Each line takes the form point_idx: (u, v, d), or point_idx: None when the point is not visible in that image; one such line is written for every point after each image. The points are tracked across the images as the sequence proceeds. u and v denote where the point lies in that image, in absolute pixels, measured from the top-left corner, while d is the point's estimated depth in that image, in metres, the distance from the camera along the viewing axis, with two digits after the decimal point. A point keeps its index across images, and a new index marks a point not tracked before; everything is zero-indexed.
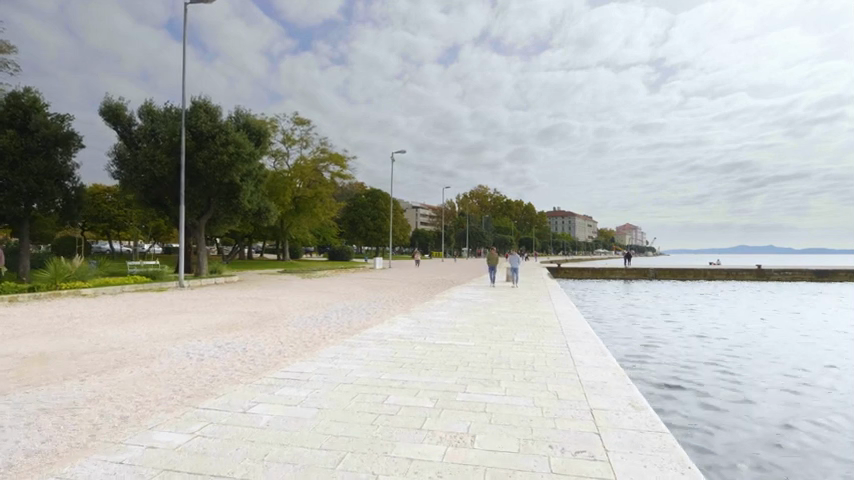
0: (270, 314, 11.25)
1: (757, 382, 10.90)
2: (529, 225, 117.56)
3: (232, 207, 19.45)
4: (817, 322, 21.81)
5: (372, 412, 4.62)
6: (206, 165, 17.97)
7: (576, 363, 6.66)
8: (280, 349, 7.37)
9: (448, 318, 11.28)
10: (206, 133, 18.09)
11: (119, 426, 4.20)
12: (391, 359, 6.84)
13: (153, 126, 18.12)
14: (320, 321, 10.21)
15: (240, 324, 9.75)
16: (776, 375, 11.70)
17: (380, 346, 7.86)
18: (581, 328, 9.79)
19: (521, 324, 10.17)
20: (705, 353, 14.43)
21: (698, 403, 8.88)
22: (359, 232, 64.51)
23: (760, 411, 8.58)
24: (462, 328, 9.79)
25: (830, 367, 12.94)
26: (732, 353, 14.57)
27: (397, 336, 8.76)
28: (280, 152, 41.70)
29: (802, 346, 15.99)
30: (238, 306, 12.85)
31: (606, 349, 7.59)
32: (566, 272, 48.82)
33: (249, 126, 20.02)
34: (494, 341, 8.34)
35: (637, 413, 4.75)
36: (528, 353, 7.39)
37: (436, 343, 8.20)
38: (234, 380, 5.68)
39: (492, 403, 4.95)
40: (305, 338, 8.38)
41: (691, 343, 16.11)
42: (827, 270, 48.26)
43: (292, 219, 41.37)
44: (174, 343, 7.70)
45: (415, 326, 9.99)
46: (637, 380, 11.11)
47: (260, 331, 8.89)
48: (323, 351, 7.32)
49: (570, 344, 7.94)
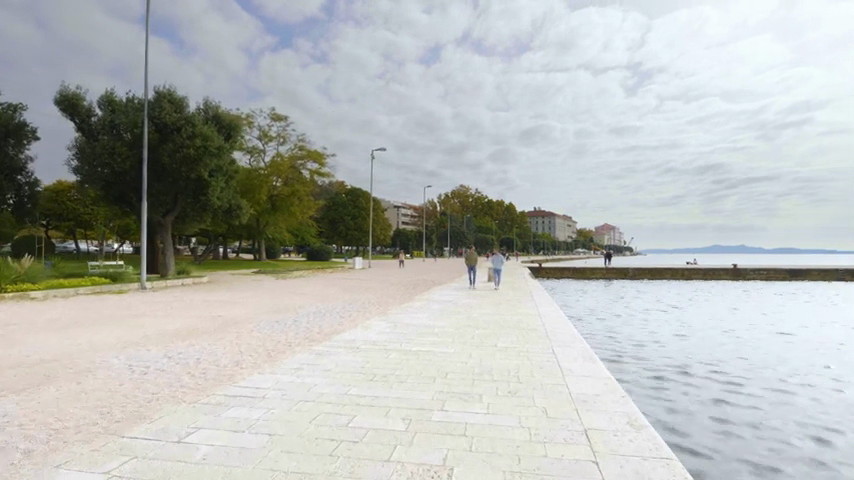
0: (233, 318, 10.47)
1: (746, 382, 10.45)
2: (510, 225, 117.53)
3: (200, 204, 18.49)
4: (798, 321, 21.58)
5: (332, 438, 3.92)
6: (172, 159, 17.05)
7: (565, 373, 6.05)
8: (238, 359, 6.64)
9: (426, 320, 10.62)
10: (170, 125, 17.17)
11: (19, 463, 3.44)
12: (361, 371, 6.15)
13: (113, 117, 17.06)
14: (288, 325, 9.48)
15: (199, 330, 8.97)
16: (766, 375, 11.28)
17: (351, 354, 7.18)
18: (566, 331, 9.24)
19: (504, 327, 9.58)
20: (690, 352, 14.02)
21: (690, 406, 8.37)
22: (339, 231, 63.53)
23: (754, 415, 8.09)
24: (442, 332, 9.16)
25: (818, 368, 12.59)
26: (718, 352, 14.16)
27: (370, 342, 8.09)
28: (256, 149, 40.62)
29: (787, 346, 15.65)
30: (201, 310, 11.98)
31: (595, 355, 7.02)
32: (547, 272, 48.56)
33: (218, 119, 19.06)
34: (476, 347, 7.71)
35: (637, 434, 4.11)
36: (512, 360, 6.76)
37: (411, 350, 7.52)
38: (175, 399, 4.93)
39: (473, 425, 4.28)
40: (268, 345, 7.63)
41: (675, 342, 15.71)
42: (800, 269, 48.85)
43: (268, 218, 40.24)
44: (116, 353, 6.91)
45: (389, 331, 9.29)
46: (622, 382, 10.60)
47: (220, 338, 8.14)
48: (285, 361, 6.58)
49: (556, 350, 7.35)
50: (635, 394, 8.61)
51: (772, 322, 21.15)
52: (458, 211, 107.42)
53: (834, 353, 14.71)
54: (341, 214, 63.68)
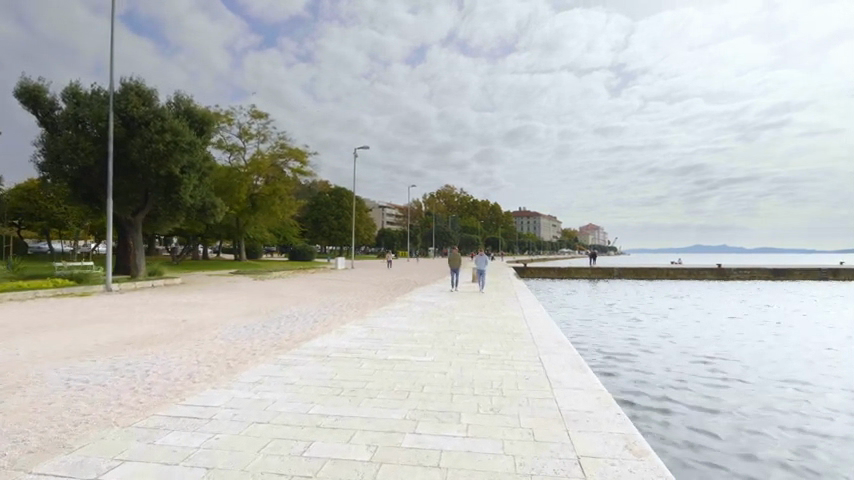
0: (197, 323, 9.75)
1: (736, 382, 10.05)
2: (495, 225, 117.39)
3: (171, 203, 17.67)
4: (784, 322, 21.30)
5: (282, 473, 3.32)
6: (140, 154, 16.24)
7: (553, 385, 5.53)
8: (191, 371, 5.97)
9: (405, 325, 10.04)
10: (137, 119, 16.33)
11: None
12: (328, 384, 5.54)
13: (77, 110, 16.14)
14: (256, 331, 8.83)
15: (158, 337, 8.27)
16: (755, 374, 10.90)
17: (319, 364, 6.57)
18: (552, 336, 8.73)
19: (488, 332, 9.02)
20: (678, 352, 13.61)
21: (682, 409, 7.90)
22: (322, 231, 62.68)
23: (749, 418, 7.65)
24: (422, 337, 8.57)
25: (808, 367, 12.29)
26: (706, 353, 13.74)
27: (343, 350, 7.48)
28: (236, 147, 39.70)
29: (775, 346, 15.31)
30: (165, 313, 11.19)
31: (584, 363, 6.51)
32: (533, 272, 48.29)
33: (190, 114, 18.25)
34: (456, 355, 7.15)
35: (638, 462, 3.57)
36: (496, 371, 6.21)
37: (386, 358, 6.94)
38: (106, 423, 4.26)
39: (450, 452, 3.69)
40: (228, 354, 6.97)
41: (663, 342, 15.32)
42: (782, 270, 49.19)
43: (248, 217, 39.28)
44: (56, 365, 6.20)
45: (365, 336, 8.69)
46: (608, 382, 10.13)
47: (178, 346, 7.47)
48: (243, 374, 5.95)
49: (542, 359, 6.82)
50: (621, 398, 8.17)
51: (758, 322, 20.98)
52: (443, 211, 107.33)
53: (822, 353, 14.43)
54: (324, 214, 62.81)
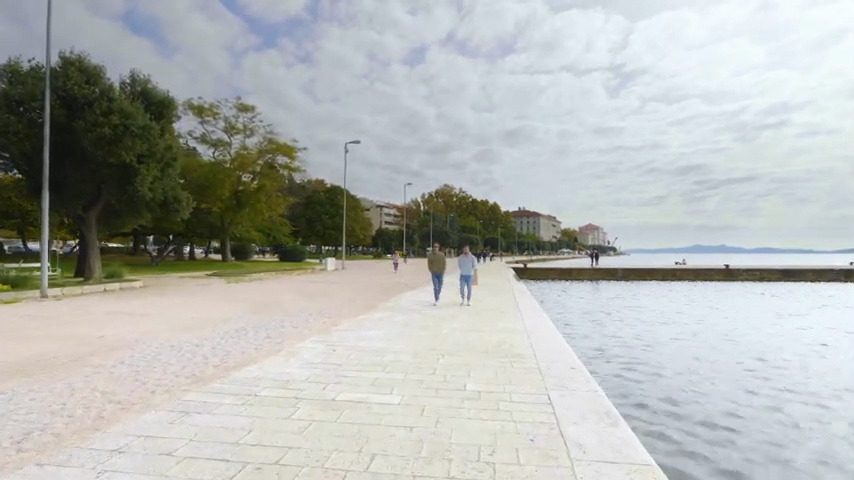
0: (113, 341, 7.80)
1: (760, 380, 8.47)
2: (494, 225, 115.67)
3: (128, 197, 15.81)
4: (801, 322, 19.54)
5: None
6: (85, 139, 14.31)
7: (574, 455, 3.59)
8: (32, 428, 4.05)
9: (376, 340, 8.16)
10: (80, 99, 14.43)
11: None
12: (228, 455, 3.58)
13: (9, 88, 14.24)
14: (180, 354, 6.90)
15: (45, 362, 6.36)
16: (778, 374, 9.34)
17: (234, 408, 4.62)
18: (560, 358, 6.80)
19: (481, 354, 7.08)
20: (690, 352, 11.98)
21: (729, 423, 6.03)
22: (316, 231, 60.74)
23: (785, 423, 6.09)
24: (395, 362, 6.65)
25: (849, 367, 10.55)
26: (725, 352, 12.09)
27: (284, 383, 5.53)
28: (221, 142, 37.84)
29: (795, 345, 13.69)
30: (88, 326, 9.22)
31: (611, 409, 4.60)
32: (533, 272, 46.41)
33: (146, 96, 16.47)
34: (434, 392, 5.21)
35: None
36: (493, 425, 4.25)
37: (335, 399, 4.97)
38: None
39: None
40: (116, 393, 5.06)
41: (671, 342, 13.69)
42: (794, 270, 47.30)
43: (233, 215, 37.15)
44: None
45: (321, 358, 6.78)
46: (610, 376, 8.54)
47: (57, 379, 5.52)
48: (107, 433, 3.97)
49: (551, 401, 4.87)
50: (627, 406, 6.57)
51: (772, 322, 19.33)
52: (441, 210, 105.44)
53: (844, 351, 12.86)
54: (318, 214, 60.90)
